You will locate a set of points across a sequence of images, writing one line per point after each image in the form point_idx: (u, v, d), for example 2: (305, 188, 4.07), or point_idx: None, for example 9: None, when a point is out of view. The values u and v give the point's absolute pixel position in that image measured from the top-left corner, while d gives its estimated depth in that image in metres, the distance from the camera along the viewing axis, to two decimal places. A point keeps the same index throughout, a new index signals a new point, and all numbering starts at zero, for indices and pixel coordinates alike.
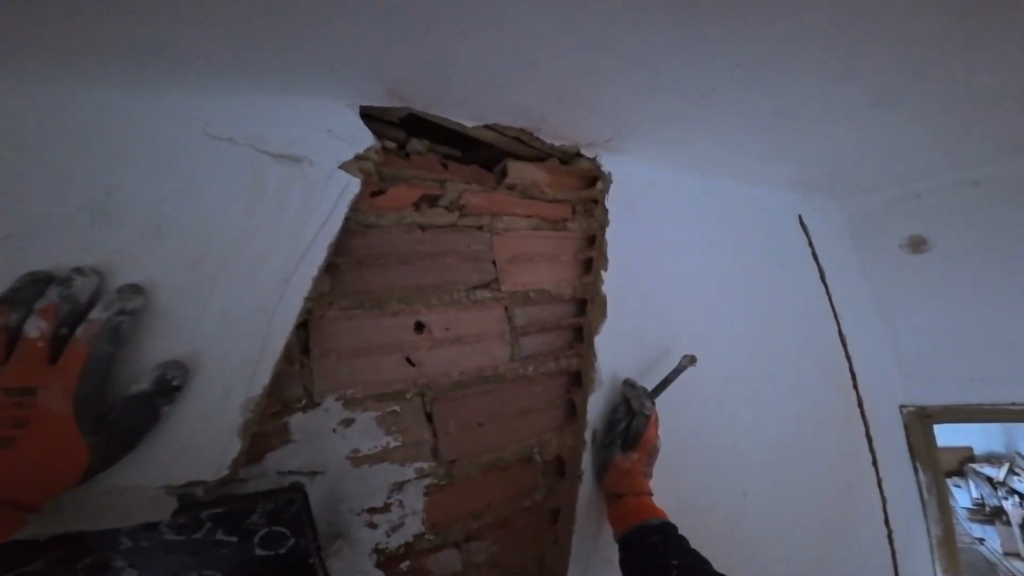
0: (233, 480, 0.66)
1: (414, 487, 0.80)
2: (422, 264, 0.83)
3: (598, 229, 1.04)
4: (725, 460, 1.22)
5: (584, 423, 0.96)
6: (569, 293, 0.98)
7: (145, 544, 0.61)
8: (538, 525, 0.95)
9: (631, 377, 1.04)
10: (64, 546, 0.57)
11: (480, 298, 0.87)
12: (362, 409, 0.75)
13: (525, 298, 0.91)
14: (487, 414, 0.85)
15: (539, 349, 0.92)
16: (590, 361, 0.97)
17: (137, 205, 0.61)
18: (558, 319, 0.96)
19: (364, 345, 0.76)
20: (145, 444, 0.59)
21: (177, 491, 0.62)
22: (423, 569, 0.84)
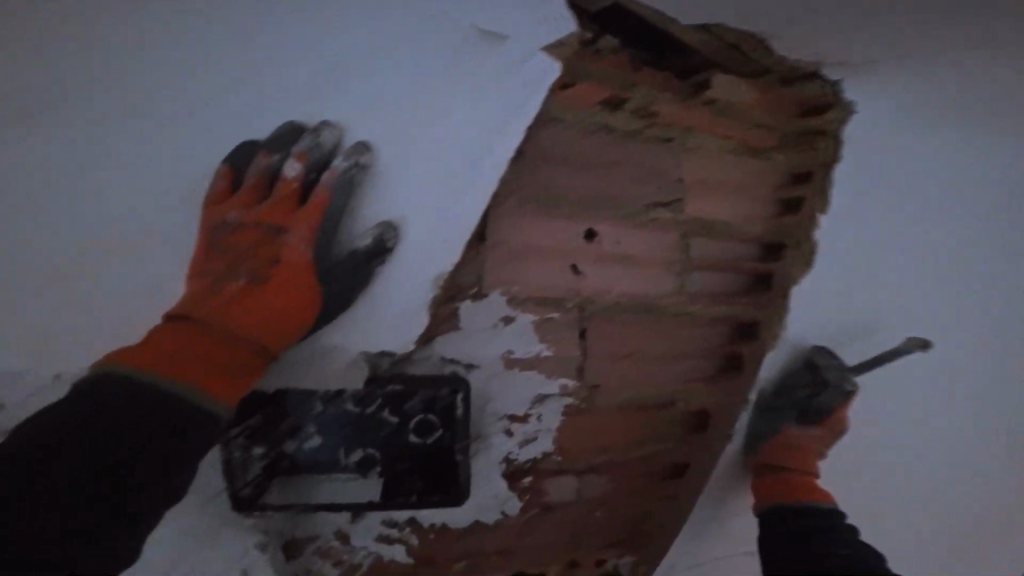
0: (403, 361, 0.69)
1: (555, 403, 0.76)
2: (602, 172, 0.71)
3: (829, 167, 0.76)
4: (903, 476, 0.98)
5: (738, 385, 0.84)
6: (756, 231, 0.79)
7: (331, 413, 0.68)
8: (664, 477, 0.89)
9: (824, 346, 0.86)
10: (273, 405, 0.66)
11: (659, 218, 0.74)
12: (521, 310, 0.71)
13: (708, 228, 0.76)
14: (643, 346, 0.77)
15: (712, 289, 0.79)
16: (766, 316, 0.81)
17: (355, 72, 0.60)
18: (741, 260, 0.79)
19: (535, 245, 0.70)
20: (355, 297, 0.64)
21: (370, 357, 0.67)
22: (540, 490, 0.83)
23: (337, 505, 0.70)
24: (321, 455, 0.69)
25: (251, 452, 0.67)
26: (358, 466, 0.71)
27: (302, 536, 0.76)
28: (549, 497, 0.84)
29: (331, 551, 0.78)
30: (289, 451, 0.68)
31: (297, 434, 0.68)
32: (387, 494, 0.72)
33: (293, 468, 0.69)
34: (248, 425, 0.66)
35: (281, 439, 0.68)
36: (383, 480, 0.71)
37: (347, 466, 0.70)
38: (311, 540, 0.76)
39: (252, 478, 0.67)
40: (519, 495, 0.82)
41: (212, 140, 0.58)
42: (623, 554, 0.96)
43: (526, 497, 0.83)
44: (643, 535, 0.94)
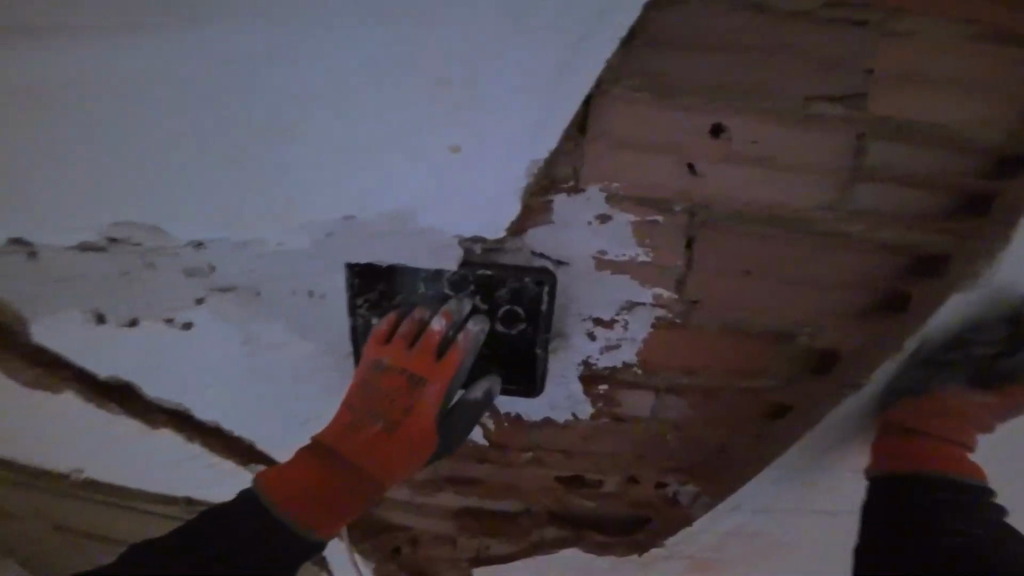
0: (495, 248, 0.69)
1: (645, 312, 0.72)
2: (747, 60, 0.56)
3: None
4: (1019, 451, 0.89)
5: (870, 329, 0.72)
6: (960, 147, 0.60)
7: (431, 294, 0.72)
8: (754, 416, 0.82)
9: None
10: (385, 283, 0.71)
11: (821, 116, 0.59)
12: (622, 209, 0.65)
13: (891, 133, 0.59)
14: (761, 263, 0.68)
15: (872, 212, 0.64)
16: (939, 252, 0.66)
17: None
18: (931, 180, 0.62)
19: (651, 138, 0.61)
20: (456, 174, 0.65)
21: (467, 241, 0.67)
22: (613, 400, 0.82)
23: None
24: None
25: (367, 324, 0.74)
26: None
27: None
28: (622, 410, 0.83)
29: None
30: None
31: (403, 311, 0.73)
32: (472, 377, 0.76)
33: None
34: (365, 298, 0.72)
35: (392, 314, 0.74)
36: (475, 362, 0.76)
37: None
38: None
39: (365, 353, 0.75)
40: (590, 402, 0.82)
41: None
42: (687, 483, 0.94)
43: (598, 405, 0.83)
44: (716, 471, 0.90)
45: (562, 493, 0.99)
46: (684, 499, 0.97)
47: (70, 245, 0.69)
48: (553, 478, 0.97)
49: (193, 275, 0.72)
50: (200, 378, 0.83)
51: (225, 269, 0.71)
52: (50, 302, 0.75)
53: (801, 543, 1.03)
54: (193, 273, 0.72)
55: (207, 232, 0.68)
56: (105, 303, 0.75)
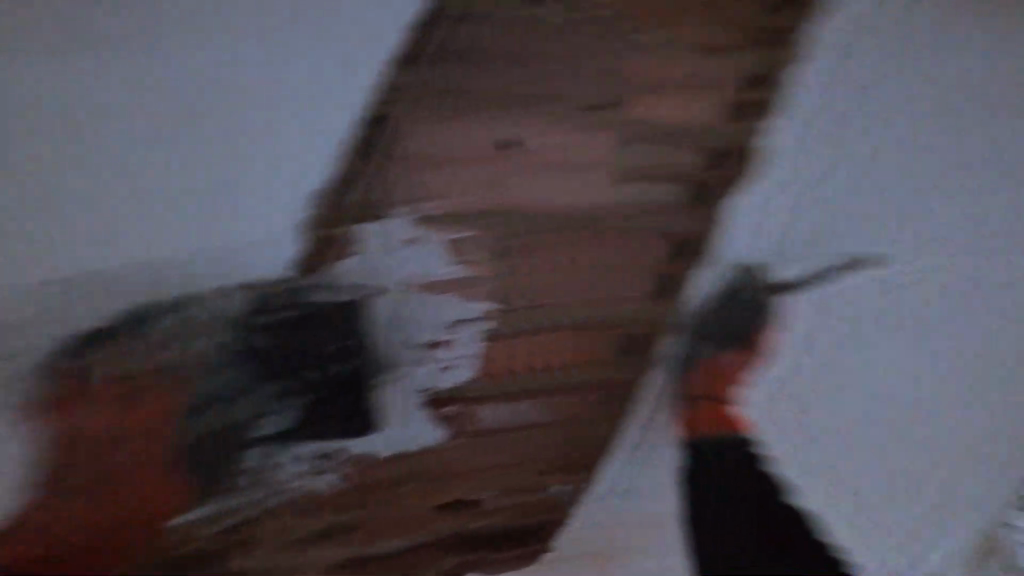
0: (297, 281, 0.66)
1: (471, 326, 0.72)
2: (507, 73, 0.64)
3: (769, 70, 0.72)
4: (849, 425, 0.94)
5: (679, 308, 0.80)
6: (696, 143, 0.73)
7: (227, 340, 0.65)
8: (605, 409, 0.84)
9: (772, 268, 0.81)
10: (146, 334, 0.63)
11: (584, 122, 0.68)
12: (427, 228, 0.66)
13: (642, 136, 0.70)
14: (568, 256, 0.73)
15: (647, 205, 0.73)
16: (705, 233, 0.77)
17: None
18: (682, 174, 0.74)
19: (440, 154, 0.64)
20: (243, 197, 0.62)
21: (256, 281, 0.65)
22: (467, 417, 0.79)
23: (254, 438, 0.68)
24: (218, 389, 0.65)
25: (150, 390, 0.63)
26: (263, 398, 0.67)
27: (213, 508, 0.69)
28: (478, 424, 0.81)
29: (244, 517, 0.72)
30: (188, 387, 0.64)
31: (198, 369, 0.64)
32: (296, 426, 0.69)
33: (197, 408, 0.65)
34: (134, 351, 0.63)
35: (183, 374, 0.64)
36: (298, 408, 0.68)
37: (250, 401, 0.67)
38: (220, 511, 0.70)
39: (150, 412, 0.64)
40: (443, 425, 0.78)
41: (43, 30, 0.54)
42: (569, 485, 0.88)
43: (452, 427, 0.79)
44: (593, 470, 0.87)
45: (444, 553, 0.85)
46: (570, 506, 0.89)
47: None
48: (433, 533, 0.85)
49: None
50: None
51: None
52: None
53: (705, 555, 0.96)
54: None
55: None
56: None
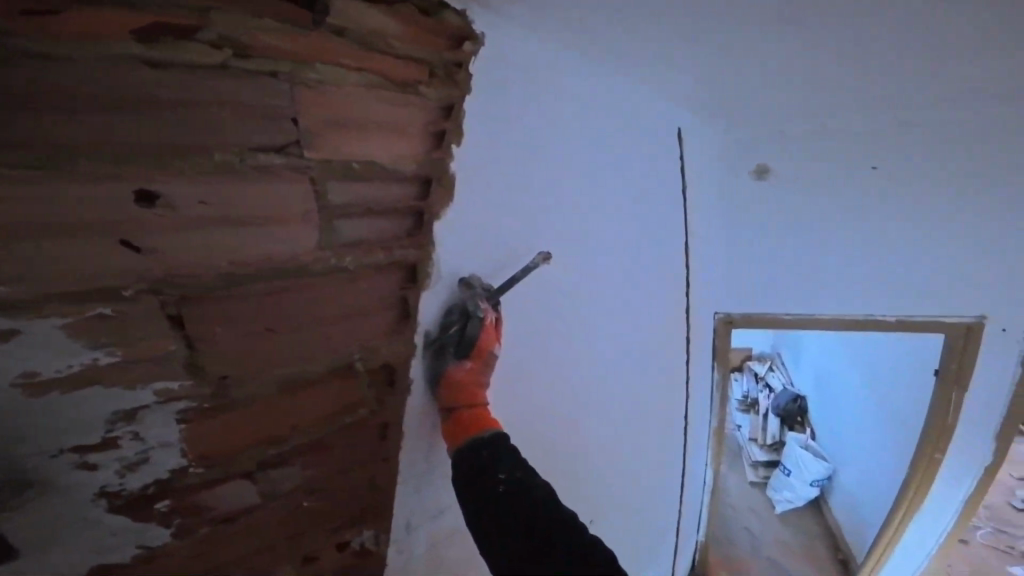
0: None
1: (162, 411, 0.60)
2: (136, 114, 0.50)
3: (458, 100, 0.79)
4: (573, 380, 1.21)
5: (420, 328, 0.81)
6: (407, 173, 0.75)
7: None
8: (370, 439, 0.81)
9: (472, 277, 0.89)
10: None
11: (271, 168, 0.60)
12: (44, 317, 0.50)
13: (344, 173, 0.67)
14: (275, 317, 0.65)
15: (366, 241, 0.72)
16: (430, 255, 0.80)
17: None
18: (394, 204, 0.75)
19: (43, 224, 0.48)
20: None
21: None
22: (196, 505, 0.67)
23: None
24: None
25: None
26: None
27: None
28: (216, 508, 0.69)
29: None
30: None
31: None
32: None
33: None
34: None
35: None
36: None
37: None
38: None
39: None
40: (163, 524, 0.65)
41: None
42: (365, 530, 0.88)
43: (180, 522, 0.66)
44: (375, 506, 0.87)
45: None
46: (370, 544, 0.90)
47: None
48: None
49: None
50: None
51: None
52: None
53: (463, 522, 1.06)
54: None
55: None
56: None
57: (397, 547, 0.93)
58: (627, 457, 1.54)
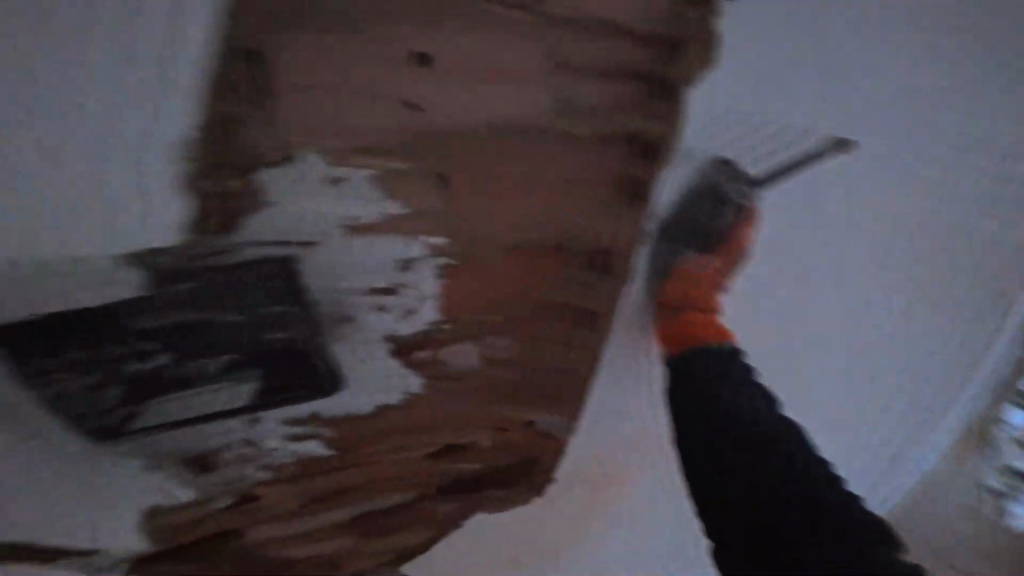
0: (221, 253, 0.61)
1: (425, 265, 0.68)
2: None
3: None
4: (841, 322, 0.89)
5: (651, 219, 0.73)
6: (655, 29, 0.62)
7: (154, 326, 0.64)
8: (578, 335, 0.79)
9: (736, 162, 0.74)
10: (70, 334, 0.62)
11: (507, 25, 0.59)
12: (353, 167, 0.60)
13: (579, 32, 0.61)
14: (507, 189, 0.67)
15: (604, 110, 0.65)
16: (676, 135, 0.67)
17: None
18: (634, 69, 0.64)
19: (349, 82, 0.57)
20: (146, 179, 0.55)
21: (163, 259, 0.60)
22: (439, 360, 0.78)
23: (217, 406, 0.72)
24: (168, 366, 0.67)
25: (92, 384, 0.66)
26: (224, 370, 0.69)
27: (209, 449, 0.76)
28: (453, 366, 0.79)
29: (246, 456, 0.78)
30: (141, 369, 0.66)
31: (144, 351, 0.65)
32: (266, 388, 0.72)
33: (162, 385, 0.68)
34: (50, 354, 0.62)
35: (129, 356, 0.65)
36: (244, 375, 0.70)
37: (214, 372, 0.69)
38: (220, 451, 0.76)
39: (106, 405, 0.68)
40: (416, 371, 0.77)
41: None
42: (557, 414, 0.87)
43: (426, 372, 0.78)
44: (584, 396, 0.85)
45: (440, 479, 0.88)
46: (559, 431, 0.89)
47: None
48: (426, 461, 0.88)
49: None
50: None
51: None
52: None
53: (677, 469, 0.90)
54: None
55: None
56: None
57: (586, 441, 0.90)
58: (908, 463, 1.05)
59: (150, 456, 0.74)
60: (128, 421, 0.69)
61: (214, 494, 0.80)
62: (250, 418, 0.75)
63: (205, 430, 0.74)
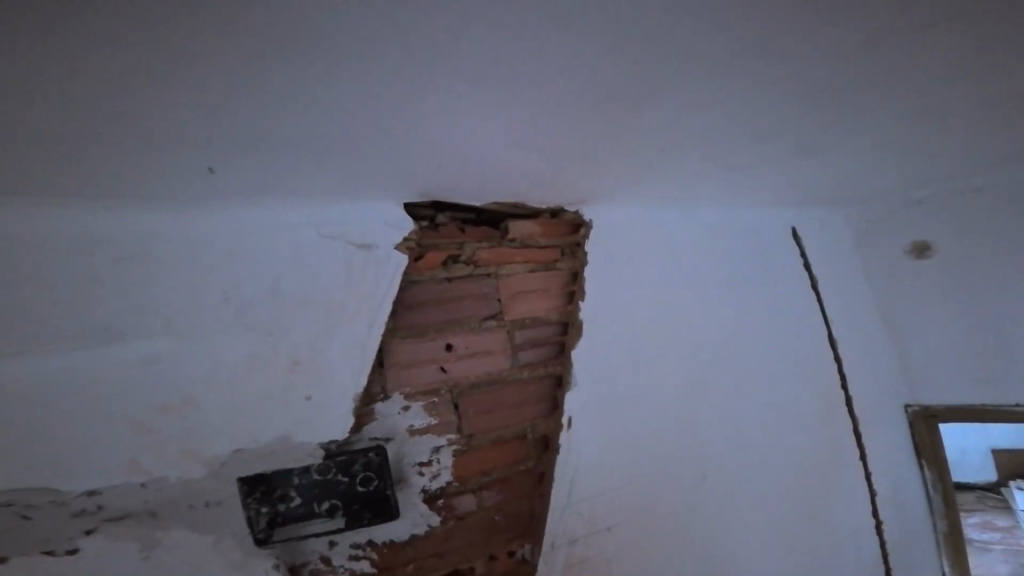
0: (348, 442, 1.19)
1: (446, 450, 1.28)
2: (448, 305, 1.30)
3: (579, 268, 1.47)
4: (689, 435, 1.63)
5: (564, 412, 1.42)
6: (556, 316, 1.44)
7: (303, 483, 1.16)
8: (531, 478, 1.43)
9: (601, 377, 1.48)
10: (266, 483, 1.13)
11: (488, 325, 1.34)
12: (414, 400, 1.24)
13: (521, 324, 1.38)
14: (493, 404, 1.34)
15: (533, 359, 1.39)
16: (569, 368, 1.43)
17: (290, 297, 1.11)
18: (547, 337, 1.42)
19: (415, 358, 1.25)
20: (312, 412, 1.14)
21: (323, 445, 1.16)
22: (453, 503, 1.33)
23: (323, 531, 1.18)
24: (302, 509, 1.16)
25: (258, 511, 1.12)
26: (328, 511, 1.18)
27: (298, 563, 1.18)
28: (458, 507, 1.34)
29: (320, 571, 1.20)
30: (282, 509, 1.14)
31: (285, 497, 1.14)
32: (349, 524, 1.20)
33: (286, 520, 1.15)
34: (253, 496, 1.12)
35: (276, 502, 1.14)
36: (342, 517, 1.19)
37: (321, 512, 1.17)
38: (306, 564, 1.19)
39: (261, 527, 1.13)
40: (438, 512, 1.32)
41: (211, 342, 1.05)
42: (526, 543, 1.49)
43: (444, 513, 1.33)
44: (532, 511, 1.47)
45: None
46: (528, 555, 1.49)
47: (46, 498, 0.95)
48: None
49: (82, 513, 0.99)
50: None
51: (115, 503, 1.01)
52: (16, 544, 0.96)
53: (612, 538, 1.53)
54: (81, 513, 0.99)
55: (104, 481, 0.99)
56: (35, 540, 0.97)
57: (546, 564, 1.48)
58: (767, 520, 1.77)
59: (278, 562, 1.15)
60: (270, 533, 1.13)
61: None
62: (330, 540, 1.20)
63: (303, 547, 1.18)
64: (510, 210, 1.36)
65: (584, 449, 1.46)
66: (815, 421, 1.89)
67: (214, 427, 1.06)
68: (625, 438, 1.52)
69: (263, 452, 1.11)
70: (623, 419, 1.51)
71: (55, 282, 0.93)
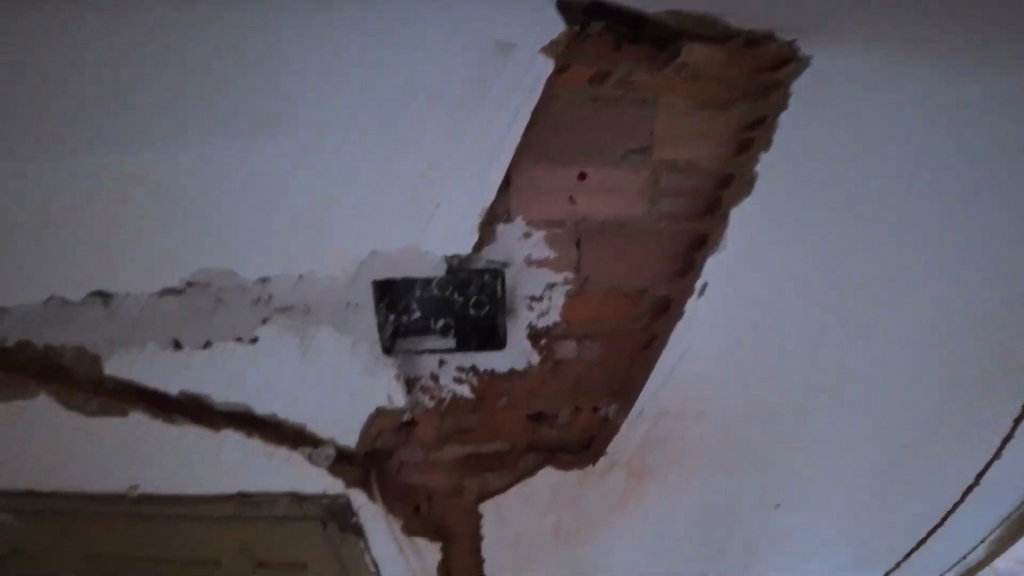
0: (467, 259, 1.14)
1: (560, 289, 1.21)
2: (589, 131, 1.10)
3: (768, 117, 1.08)
4: (824, 349, 1.40)
5: (700, 276, 1.23)
6: (717, 166, 1.16)
7: (424, 296, 1.17)
8: (639, 340, 1.34)
9: (751, 259, 1.22)
10: (391, 292, 1.16)
11: (632, 160, 1.14)
12: (536, 229, 1.14)
13: (670, 166, 1.16)
14: (618, 250, 1.20)
15: (676, 209, 1.19)
16: (718, 231, 1.19)
17: (421, 106, 0.99)
18: (699, 189, 1.18)
19: (546, 183, 1.12)
20: (438, 226, 1.10)
21: (447, 258, 1.13)
22: (554, 346, 1.30)
23: (435, 348, 1.24)
24: (421, 322, 1.21)
25: (385, 318, 1.20)
26: (441, 329, 1.22)
27: (413, 376, 1.32)
28: (558, 351, 1.31)
29: (427, 387, 1.34)
30: (403, 320, 1.20)
31: (407, 309, 1.19)
32: (459, 345, 1.24)
33: (405, 333, 1.22)
34: (383, 303, 1.18)
35: (399, 313, 1.19)
36: (454, 338, 1.23)
37: (435, 329, 1.22)
38: (417, 379, 1.33)
39: (385, 337, 1.22)
40: (538, 351, 1.30)
41: (345, 147, 1.02)
42: (613, 404, 1.46)
43: (544, 354, 1.31)
44: (630, 377, 1.39)
45: (534, 428, 1.50)
46: (613, 416, 1.48)
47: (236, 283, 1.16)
48: (526, 417, 1.47)
49: (259, 300, 1.18)
50: (280, 368, 1.27)
51: (282, 293, 1.17)
52: (216, 321, 1.21)
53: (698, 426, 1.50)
54: (257, 301, 1.18)
55: (268, 268, 1.14)
56: (227, 320, 1.20)
57: (629, 426, 1.47)
58: (867, 452, 1.63)
59: (398, 372, 1.30)
60: (392, 342, 1.23)
61: (410, 405, 1.37)
62: (440, 359, 1.30)
63: (417, 360, 1.29)
64: (691, 25, 0.97)
65: (703, 331, 1.31)
66: (991, 379, 1.50)
67: (349, 231, 1.10)
68: (747, 335, 1.34)
69: (388, 263, 1.14)
70: (758, 312, 1.30)
71: (191, 75, 0.93)
